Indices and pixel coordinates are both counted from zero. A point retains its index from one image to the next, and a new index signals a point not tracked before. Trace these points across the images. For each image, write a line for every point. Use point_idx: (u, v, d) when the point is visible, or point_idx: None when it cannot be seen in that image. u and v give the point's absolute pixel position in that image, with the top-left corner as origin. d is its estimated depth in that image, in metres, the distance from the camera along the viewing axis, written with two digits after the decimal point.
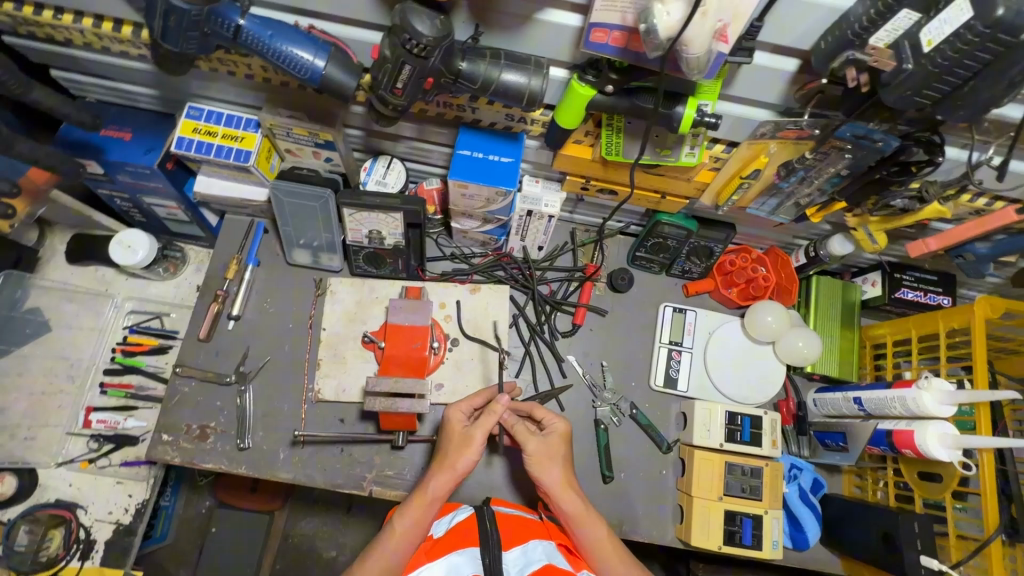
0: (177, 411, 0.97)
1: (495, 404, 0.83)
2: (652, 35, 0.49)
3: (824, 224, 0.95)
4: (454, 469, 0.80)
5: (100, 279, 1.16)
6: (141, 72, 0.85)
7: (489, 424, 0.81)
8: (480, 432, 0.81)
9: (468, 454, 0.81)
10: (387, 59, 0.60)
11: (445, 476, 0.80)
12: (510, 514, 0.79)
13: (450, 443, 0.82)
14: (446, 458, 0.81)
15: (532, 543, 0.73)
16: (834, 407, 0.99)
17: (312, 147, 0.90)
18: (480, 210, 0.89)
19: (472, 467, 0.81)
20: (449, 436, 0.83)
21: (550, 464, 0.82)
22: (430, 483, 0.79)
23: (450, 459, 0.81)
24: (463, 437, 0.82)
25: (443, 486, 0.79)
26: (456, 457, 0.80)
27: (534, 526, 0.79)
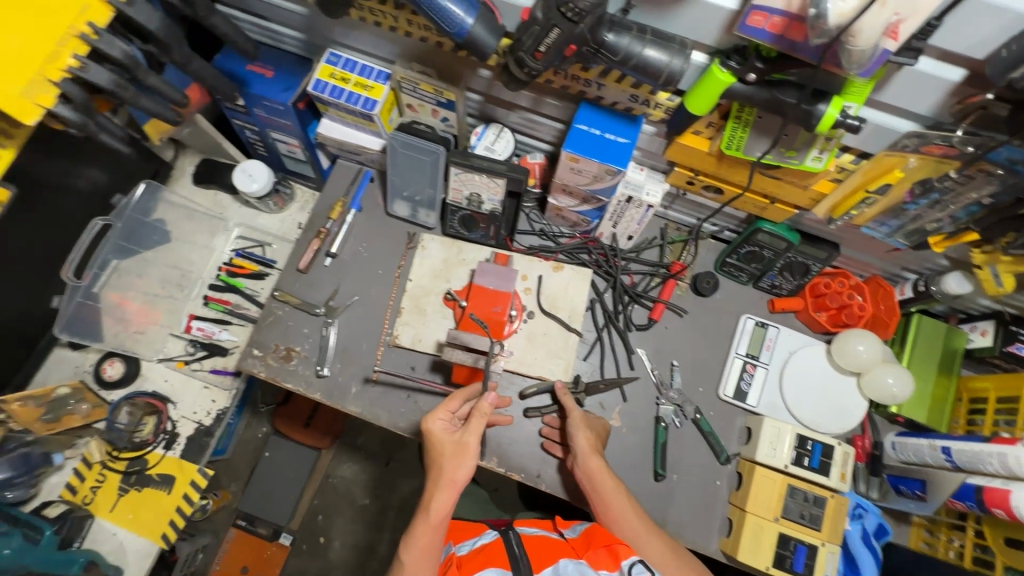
0: (268, 332, 1.05)
1: (482, 406, 0.86)
2: (820, 20, 0.47)
3: (941, 258, 0.89)
4: (454, 481, 0.83)
5: (218, 204, 1.27)
6: (295, 14, 0.91)
7: (478, 429, 0.86)
8: (473, 436, 0.86)
9: (464, 463, 0.84)
10: (536, 21, 0.62)
11: (447, 492, 0.83)
12: (536, 536, 0.86)
13: (445, 455, 0.85)
14: (443, 471, 0.84)
15: (561, 562, 0.77)
16: (915, 453, 0.93)
17: (433, 105, 0.95)
18: (583, 187, 0.90)
19: (470, 475, 0.85)
20: (438, 447, 0.86)
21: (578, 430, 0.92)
22: (433, 500, 0.82)
23: (449, 471, 0.84)
24: (456, 446, 0.85)
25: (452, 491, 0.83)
26: (453, 467, 0.84)
27: (558, 544, 0.83)
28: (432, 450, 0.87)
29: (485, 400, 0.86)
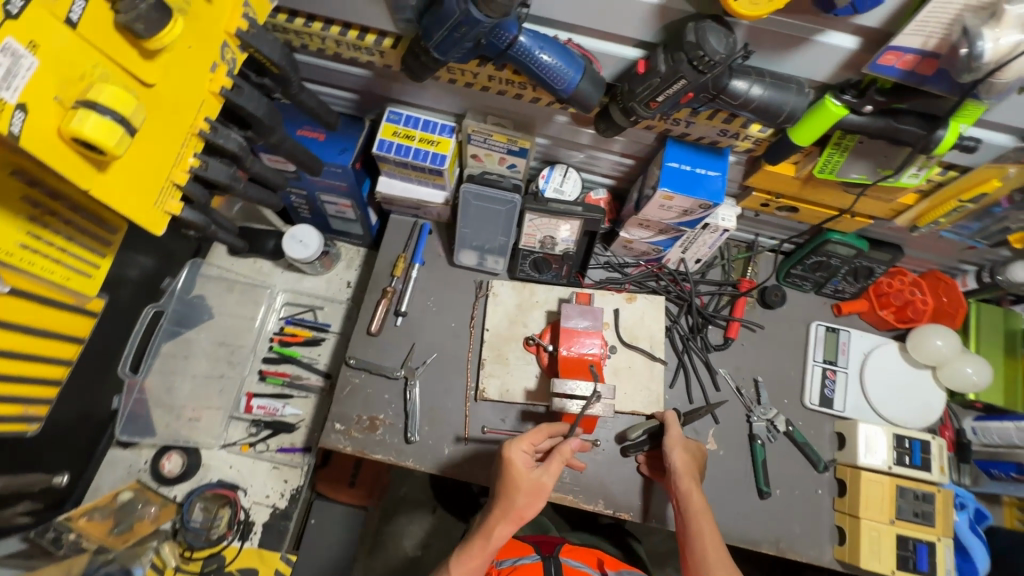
0: (347, 403, 1.00)
1: (564, 447, 0.84)
2: (973, 58, 0.50)
3: (1004, 250, 0.94)
4: (522, 517, 0.79)
5: (261, 271, 1.20)
6: (355, 78, 0.89)
7: (558, 470, 0.82)
8: (550, 477, 0.82)
9: (536, 498, 0.81)
10: (658, 74, 0.62)
11: (509, 523, 0.79)
12: (577, 570, 0.88)
13: (517, 487, 0.81)
14: (513, 503, 0.80)
15: None
16: (1002, 436, 0.98)
17: (502, 154, 0.93)
18: (667, 221, 0.91)
19: (536, 514, 0.81)
20: (515, 480, 0.81)
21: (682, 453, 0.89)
22: (495, 528, 0.79)
23: (519, 505, 0.79)
24: (531, 483, 0.81)
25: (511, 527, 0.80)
26: (524, 504, 0.80)
27: None
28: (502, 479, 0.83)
29: (568, 445, 0.84)
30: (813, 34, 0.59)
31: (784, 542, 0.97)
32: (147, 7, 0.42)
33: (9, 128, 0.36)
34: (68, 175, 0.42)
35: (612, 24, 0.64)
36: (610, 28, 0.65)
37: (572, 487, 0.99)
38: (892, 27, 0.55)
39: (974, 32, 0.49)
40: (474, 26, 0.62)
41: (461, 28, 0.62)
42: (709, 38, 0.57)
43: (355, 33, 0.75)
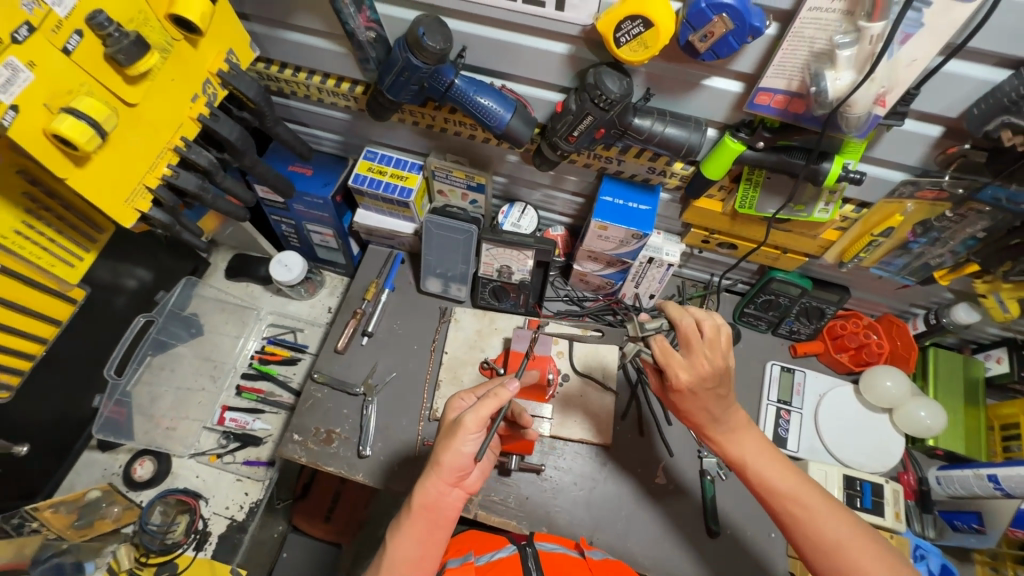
0: (308, 414, 1.05)
1: (500, 392, 0.76)
2: (821, 95, 0.58)
3: (945, 292, 0.96)
4: (438, 462, 0.75)
5: (249, 294, 1.31)
6: (338, 120, 1.02)
7: (481, 414, 0.74)
8: (472, 416, 0.74)
9: (461, 443, 0.75)
10: (570, 112, 0.72)
11: (436, 475, 0.75)
12: (554, 553, 0.78)
13: (443, 433, 0.78)
14: (435, 453, 0.76)
15: None
16: (963, 485, 0.93)
17: (463, 189, 1.04)
18: (610, 252, 0.98)
19: (464, 459, 0.75)
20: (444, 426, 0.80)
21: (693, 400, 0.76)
22: (422, 483, 0.76)
23: (441, 450, 0.75)
24: (451, 428, 0.78)
25: (437, 481, 0.75)
26: (440, 450, 0.75)
27: (578, 565, 0.77)
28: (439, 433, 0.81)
29: (506, 389, 0.77)
30: (699, 80, 0.68)
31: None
32: (128, 44, 0.54)
33: None
34: (46, 165, 0.52)
35: (536, 72, 0.75)
36: (535, 76, 0.76)
37: (517, 514, 0.98)
38: (761, 72, 0.63)
39: (816, 73, 0.57)
40: (415, 71, 0.73)
41: (405, 73, 0.74)
42: (606, 80, 0.67)
43: (333, 81, 0.89)
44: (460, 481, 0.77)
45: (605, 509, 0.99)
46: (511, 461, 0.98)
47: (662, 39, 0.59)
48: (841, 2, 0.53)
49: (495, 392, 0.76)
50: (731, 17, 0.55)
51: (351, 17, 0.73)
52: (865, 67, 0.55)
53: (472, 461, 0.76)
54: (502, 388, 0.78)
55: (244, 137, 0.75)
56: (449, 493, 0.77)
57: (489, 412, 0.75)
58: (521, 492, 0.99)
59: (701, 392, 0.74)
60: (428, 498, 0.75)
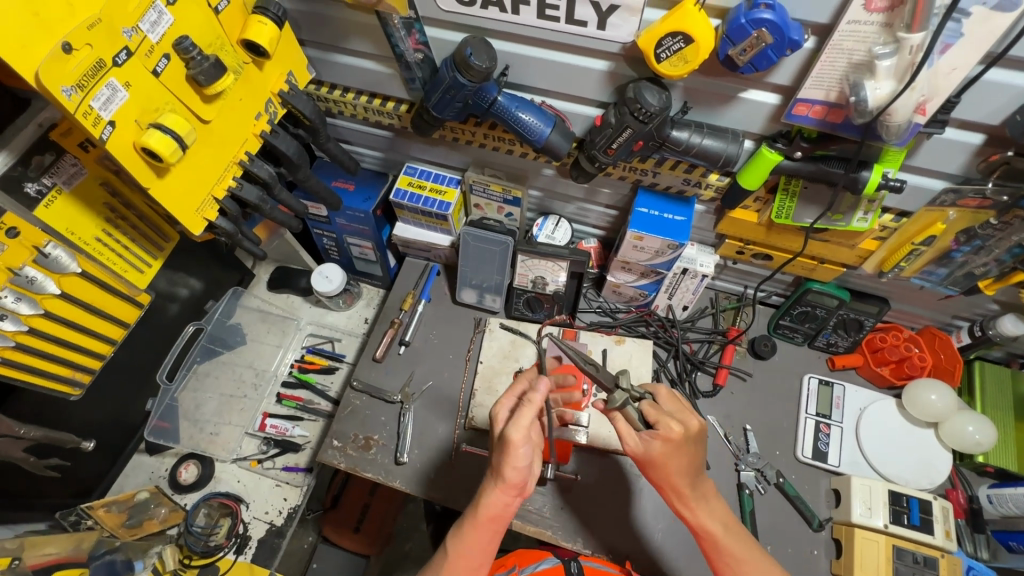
0: (347, 420, 1.09)
1: (532, 397, 0.75)
2: (861, 104, 0.60)
3: (990, 303, 0.94)
4: (503, 476, 0.74)
5: (290, 305, 1.36)
6: (380, 137, 1.08)
7: (523, 424, 0.72)
8: (519, 433, 0.72)
9: (516, 456, 0.72)
10: (609, 125, 0.75)
11: (500, 489, 0.75)
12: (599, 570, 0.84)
13: (494, 447, 0.76)
14: (494, 466, 0.75)
15: None
16: (1016, 504, 0.91)
17: (499, 203, 1.08)
18: (644, 262, 0.99)
19: (517, 469, 0.73)
20: (488, 436, 0.77)
21: (666, 469, 0.73)
22: (485, 496, 0.75)
23: (499, 466, 0.74)
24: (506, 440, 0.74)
25: (500, 491, 0.75)
26: (503, 467, 0.73)
27: None
28: (488, 443, 0.78)
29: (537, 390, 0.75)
30: (736, 92, 0.70)
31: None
32: (208, 65, 0.59)
33: (100, 135, 0.52)
34: (133, 175, 0.57)
35: (574, 87, 0.79)
36: (573, 91, 0.80)
37: (551, 523, 0.97)
38: (799, 83, 0.65)
39: (856, 84, 0.59)
40: (461, 89, 0.77)
41: (451, 91, 0.78)
42: (645, 94, 0.70)
43: (379, 100, 0.95)
44: (522, 492, 0.76)
45: (619, 514, 0.98)
46: (546, 470, 0.98)
47: (702, 53, 0.62)
48: (879, 15, 0.55)
49: (532, 401, 0.74)
50: (771, 31, 0.57)
51: (401, 39, 0.79)
52: (906, 76, 0.56)
53: (527, 471, 0.74)
54: (533, 392, 0.77)
55: (300, 152, 0.80)
56: (511, 504, 0.75)
57: (533, 422, 0.73)
58: (555, 503, 0.99)
59: (683, 451, 0.73)
60: (490, 510, 0.74)
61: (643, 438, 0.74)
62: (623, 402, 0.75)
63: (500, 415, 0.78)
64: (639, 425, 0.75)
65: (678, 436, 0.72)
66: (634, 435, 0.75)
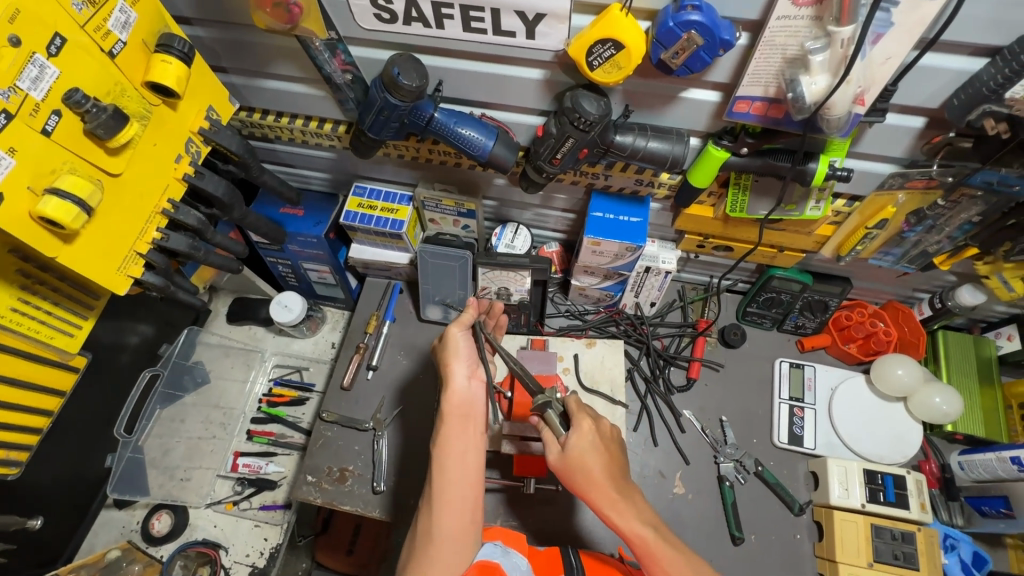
0: (320, 454, 1.06)
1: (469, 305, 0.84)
2: (799, 101, 0.58)
3: (948, 275, 0.95)
4: (450, 363, 0.77)
5: (253, 337, 1.32)
6: (324, 159, 1.03)
7: (463, 319, 0.81)
8: (457, 330, 0.81)
9: (454, 339, 0.80)
10: (552, 136, 0.73)
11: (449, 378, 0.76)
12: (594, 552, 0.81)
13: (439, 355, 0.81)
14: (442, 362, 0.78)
15: None
16: (986, 469, 0.92)
17: (454, 216, 1.05)
18: (606, 266, 0.98)
19: (457, 350, 0.79)
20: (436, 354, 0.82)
21: (587, 468, 0.70)
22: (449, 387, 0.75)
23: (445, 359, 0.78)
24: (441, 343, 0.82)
25: (457, 373, 0.76)
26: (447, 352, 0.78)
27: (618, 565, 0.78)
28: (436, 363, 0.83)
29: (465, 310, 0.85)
30: (677, 92, 0.68)
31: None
32: (107, 117, 0.55)
33: None
34: (34, 245, 0.53)
35: (513, 98, 0.75)
36: (512, 102, 0.76)
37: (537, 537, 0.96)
38: (737, 81, 0.63)
39: (792, 80, 0.57)
40: (394, 110, 0.74)
41: (385, 112, 0.74)
42: (582, 102, 0.67)
43: (316, 123, 0.91)
44: (478, 374, 0.78)
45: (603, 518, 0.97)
46: (526, 485, 0.96)
47: (635, 59, 0.60)
48: (808, 9, 0.53)
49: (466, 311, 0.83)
50: (701, 33, 0.55)
51: (326, 61, 0.74)
52: (840, 70, 0.55)
53: (473, 353, 0.80)
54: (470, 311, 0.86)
55: (230, 191, 0.76)
56: (474, 388, 0.76)
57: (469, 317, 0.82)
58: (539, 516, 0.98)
59: (597, 451, 0.72)
60: (459, 397, 0.74)
61: (564, 440, 0.73)
62: (545, 406, 0.77)
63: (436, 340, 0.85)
64: (559, 428, 0.75)
65: (591, 428, 0.73)
66: (556, 440, 0.75)
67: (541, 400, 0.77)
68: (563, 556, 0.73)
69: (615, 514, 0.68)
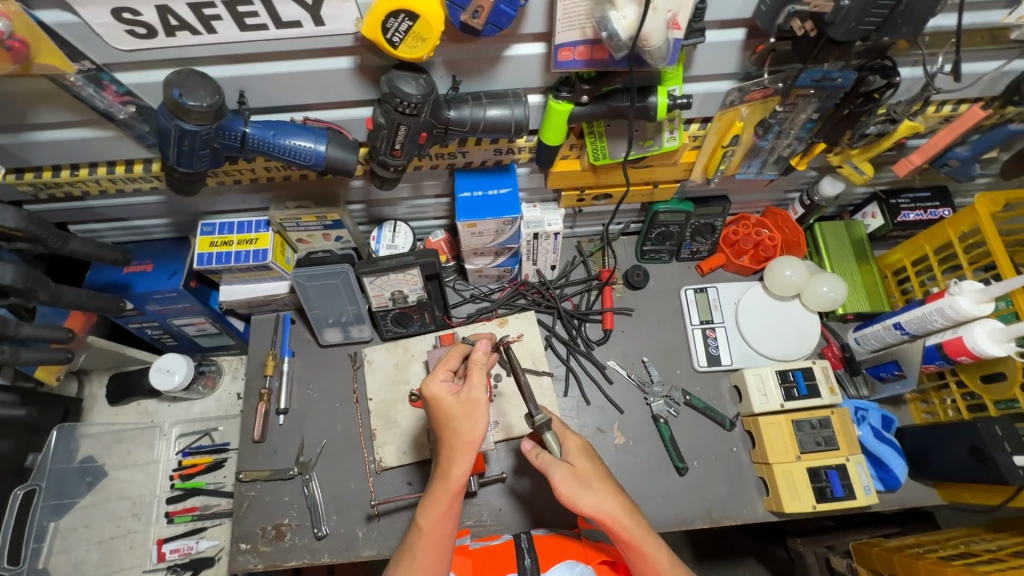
0: (248, 517, 0.97)
1: (477, 356, 0.74)
2: (614, 38, 0.55)
3: (810, 171, 0.99)
4: (472, 442, 0.69)
5: (145, 412, 1.20)
6: (153, 204, 0.90)
7: (482, 383, 0.72)
8: (483, 392, 0.71)
9: (479, 419, 0.70)
10: (382, 126, 0.66)
11: (462, 454, 0.70)
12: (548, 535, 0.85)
13: (455, 416, 0.70)
14: (453, 432, 0.70)
15: (567, 563, 0.76)
16: (878, 339, 0.99)
17: (322, 230, 0.96)
18: (491, 244, 0.93)
19: (483, 432, 0.70)
20: (446, 410, 0.71)
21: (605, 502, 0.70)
22: (451, 463, 0.71)
23: (466, 432, 0.70)
24: (465, 405, 0.71)
25: (465, 457, 0.70)
26: (467, 428, 0.69)
27: (571, 544, 0.81)
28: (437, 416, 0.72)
29: (478, 351, 0.74)
30: (499, 52, 0.63)
31: (705, 522, 0.96)
32: None
33: None
34: None
35: (330, 94, 0.67)
36: (332, 98, 0.68)
37: (495, 527, 0.95)
38: (553, 28, 0.59)
39: (601, 18, 0.54)
40: (195, 136, 0.64)
41: (185, 141, 0.64)
42: (400, 84, 0.61)
43: (123, 167, 0.78)
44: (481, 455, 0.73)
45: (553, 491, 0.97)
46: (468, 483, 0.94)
47: (436, 28, 0.54)
48: None
49: (479, 358, 0.73)
50: None
51: (95, 97, 0.63)
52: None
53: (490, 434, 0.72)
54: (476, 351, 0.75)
55: (25, 274, 0.64)
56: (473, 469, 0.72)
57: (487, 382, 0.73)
58: (491, 508, 0.96)
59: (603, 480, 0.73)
60: (454, 479, 0.71)
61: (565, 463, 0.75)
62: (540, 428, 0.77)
63: (449, 392, 0.71)
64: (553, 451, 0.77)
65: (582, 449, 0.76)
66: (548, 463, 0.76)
67: (541, 421, 0.76)
68: (517, 557, 0.79)
69: (634, 545, 0.70)
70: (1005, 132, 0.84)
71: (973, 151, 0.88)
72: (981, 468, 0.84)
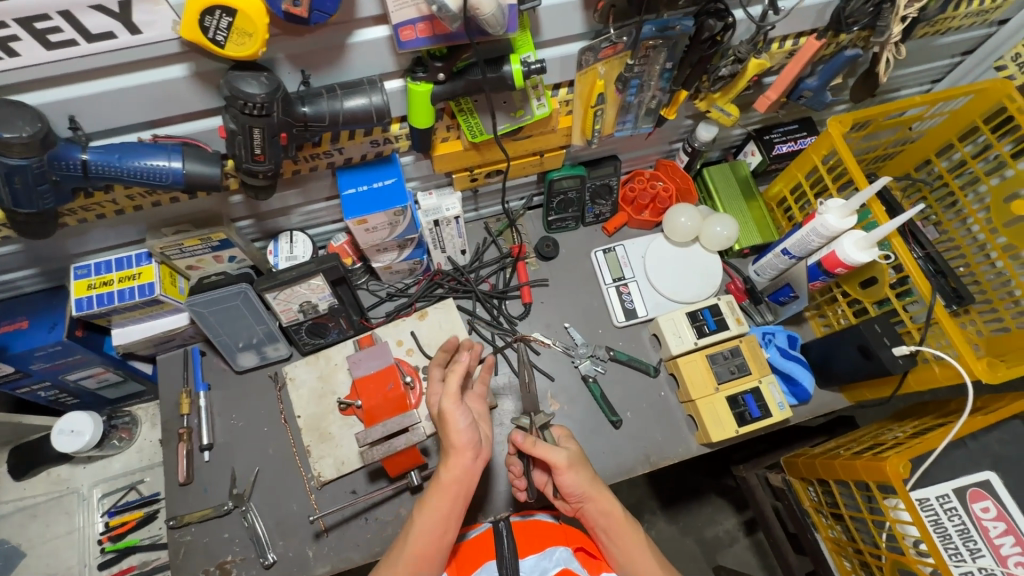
0: (187, 563, 0.93)
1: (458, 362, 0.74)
2: (445, 10, 0.55)
3: (686, 120, 1.04)
4: (463, 443, 0.71)
5: (59, 480, 1.11)
6: (11, 255, 0.83)
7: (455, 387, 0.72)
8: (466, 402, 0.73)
9: (460, 420, 0.71)
10: (234, 132, 0.63)
11: (460, 453, 0.71)
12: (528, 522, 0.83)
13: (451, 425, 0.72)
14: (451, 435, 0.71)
15: (549, 549, 0.76)
16: (772, 267, 1.06)
17: (211, 253, 0.91)
18: (390, 237, 0.92)
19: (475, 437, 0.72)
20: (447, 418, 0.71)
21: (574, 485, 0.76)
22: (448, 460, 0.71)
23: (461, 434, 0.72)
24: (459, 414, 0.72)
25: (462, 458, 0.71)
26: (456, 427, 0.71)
27: (549, 530, 0.81)
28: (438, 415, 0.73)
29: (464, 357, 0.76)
30: (343, 40, 0.62)
31: (642, 468, 1.00)
32: None
33: None
34: None
35: (173, 107, 0.64)
36: (175, 112, 0.65)
37: None
38: (388, 9, 0.59)
39: None
40: (25, 171, 0.59)
41: (16, 178, 0.59)
42: (241, 85, 0.59)
43: None
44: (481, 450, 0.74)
45: None
46: (411, 478, 0.94)
47: (258, 20, 0.53)
48: None
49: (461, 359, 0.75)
50: None
51: None
52: None
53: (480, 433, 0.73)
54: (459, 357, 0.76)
55: None
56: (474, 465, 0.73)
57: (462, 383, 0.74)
58: None
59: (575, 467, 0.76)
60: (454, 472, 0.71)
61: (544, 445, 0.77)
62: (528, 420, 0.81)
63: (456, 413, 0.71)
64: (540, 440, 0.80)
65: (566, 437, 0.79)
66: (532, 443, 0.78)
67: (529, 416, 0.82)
68: (496, 542, 0.77)
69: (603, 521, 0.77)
70: (842, 59, 0.90)
71: (820, 80, 0.95)
72: (870, 365, 0.92)
